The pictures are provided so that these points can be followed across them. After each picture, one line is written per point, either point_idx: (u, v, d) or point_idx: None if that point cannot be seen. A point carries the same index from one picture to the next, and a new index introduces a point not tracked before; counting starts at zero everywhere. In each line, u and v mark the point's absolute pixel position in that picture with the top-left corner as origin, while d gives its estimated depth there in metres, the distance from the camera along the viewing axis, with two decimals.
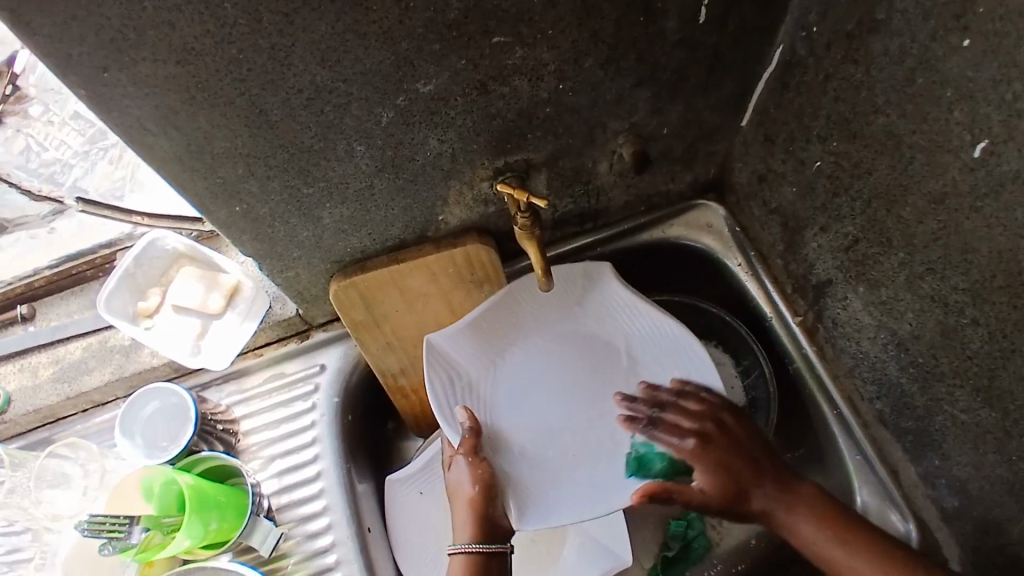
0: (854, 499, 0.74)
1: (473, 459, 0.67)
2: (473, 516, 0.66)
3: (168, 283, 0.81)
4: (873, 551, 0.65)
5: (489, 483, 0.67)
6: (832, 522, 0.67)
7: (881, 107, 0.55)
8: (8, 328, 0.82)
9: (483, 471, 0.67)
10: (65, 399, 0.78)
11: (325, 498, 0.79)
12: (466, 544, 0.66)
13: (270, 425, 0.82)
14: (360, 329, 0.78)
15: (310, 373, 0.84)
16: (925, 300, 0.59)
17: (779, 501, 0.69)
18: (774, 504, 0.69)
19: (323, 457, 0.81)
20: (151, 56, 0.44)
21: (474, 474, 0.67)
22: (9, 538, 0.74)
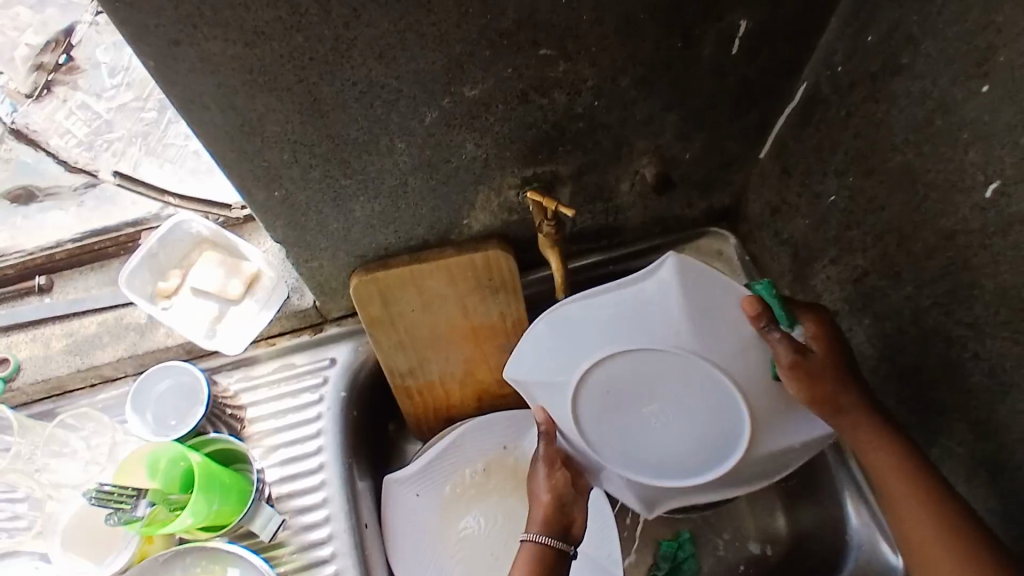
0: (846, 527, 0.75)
1: (549, 463, 0.69)
2: (546, 513, 0.67)
3: (189, 266, 0.82)
4: (931, 504, 0.59)
5: (563, 488, 0.68)
6: (898, 452, 0.61)
7: (898, 146, 0.58)
8: (24, 298, 0.82)
9: (558, 477, 0.69)
10: (75, 372, 0.78)
11: (325, 489, 0.80)
12: (536, 535, 0.66)
13: (275, 414, 0.83)
14: (375, 324, 0.79)
15: (319, 366, 0.85)
16: (929, 334, 0.61)
17: (863, 417, 0.62)
18: (861, 416, 0.62)
19: (326, 450, 0.82)
20: (223, 36, 0.46)
21: (549, 479, 0.68)
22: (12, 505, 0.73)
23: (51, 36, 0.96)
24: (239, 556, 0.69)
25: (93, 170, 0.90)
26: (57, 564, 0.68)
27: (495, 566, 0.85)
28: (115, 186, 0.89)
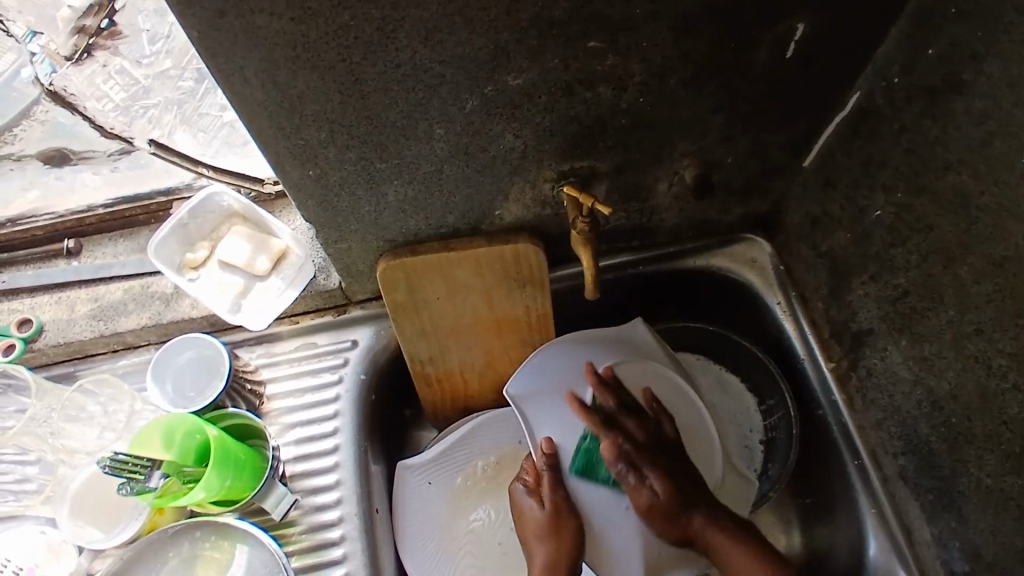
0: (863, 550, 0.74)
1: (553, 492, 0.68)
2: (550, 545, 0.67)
3: (218, 239, 0.82)
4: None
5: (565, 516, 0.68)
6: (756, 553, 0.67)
7: (953, 164, 0.56)
8: (52, 260, 0.83)
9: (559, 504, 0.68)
10: (99, 336, 0.79)
11: (338, 472, 0.80)
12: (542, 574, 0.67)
13: (294, 393, 0.83)
14: (399, 310, 0.78)
15: (340, 348, 0.85)
16: (968, 361, 0.59)
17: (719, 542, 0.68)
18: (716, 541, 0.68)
19: (342, 432, 0.81)
20: (269, 9, 0.45)
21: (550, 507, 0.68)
22: (18, 467, 0.72)
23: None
24: (248, 532, 0.69)
25: (127, 137, 0.88)
26: (62, 530, 0.68)
27: (503, 562, 0.84)
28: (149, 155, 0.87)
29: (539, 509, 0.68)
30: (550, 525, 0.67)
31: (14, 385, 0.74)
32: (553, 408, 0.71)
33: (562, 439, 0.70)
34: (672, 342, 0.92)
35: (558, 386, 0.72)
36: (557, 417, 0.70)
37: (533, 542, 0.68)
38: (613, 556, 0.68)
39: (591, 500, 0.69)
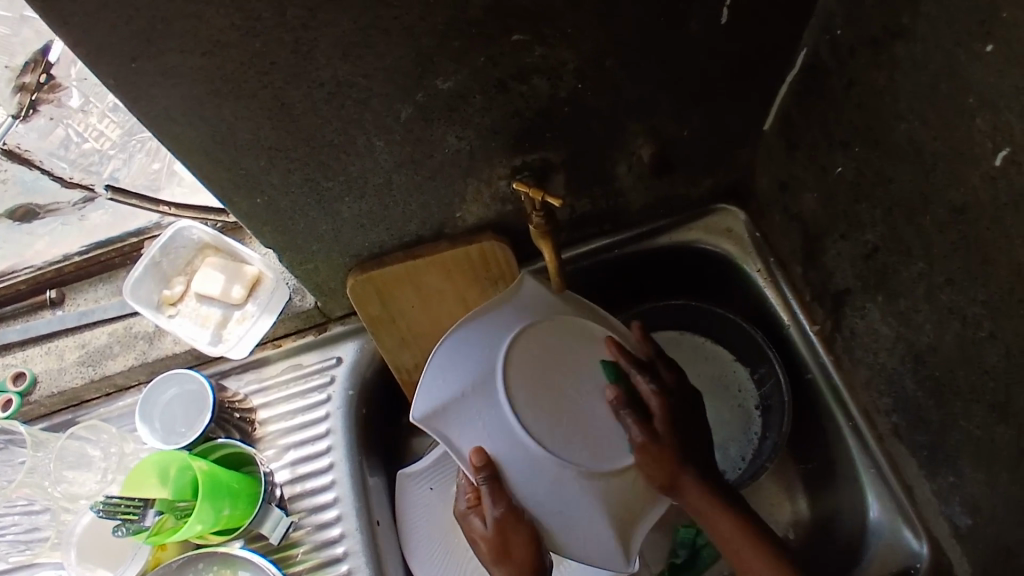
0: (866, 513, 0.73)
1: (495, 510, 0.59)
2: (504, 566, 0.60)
3: (193, 273, 0.83)
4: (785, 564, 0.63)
5: (502, 530, 0.59)
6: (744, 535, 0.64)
7: (903, 114, 0.54)
8: (37, 312, 0.84)
9: (504, 522, 0.59)
10: (89, 381, 0.80)
11: (336, 489, 0.81)
12: None
13: (285, 415, 0.84)
14: (375, 323, 0.79)
15: (326, 366, 0.85)
16: (943, 313, 0.58)
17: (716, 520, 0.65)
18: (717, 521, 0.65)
19: (336, 449, 0.82)
20: (179, 47, 0.45)
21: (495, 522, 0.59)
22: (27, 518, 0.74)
23: (31, 57, 0.98)
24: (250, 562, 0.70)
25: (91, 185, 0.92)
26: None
27: None
28: (109, 200, 0.90)
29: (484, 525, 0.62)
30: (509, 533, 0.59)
31: (12, 439, 0.75)
32: (470, 408, 0.61)
33: (493, 444, 0.60)
34: (658, 322, 0.91)
35: (476, 381, 0.62)
36: (474, 416, 0.61)
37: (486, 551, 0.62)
38: (579, 539, 0.60)
39: (544, 502, 0.59)
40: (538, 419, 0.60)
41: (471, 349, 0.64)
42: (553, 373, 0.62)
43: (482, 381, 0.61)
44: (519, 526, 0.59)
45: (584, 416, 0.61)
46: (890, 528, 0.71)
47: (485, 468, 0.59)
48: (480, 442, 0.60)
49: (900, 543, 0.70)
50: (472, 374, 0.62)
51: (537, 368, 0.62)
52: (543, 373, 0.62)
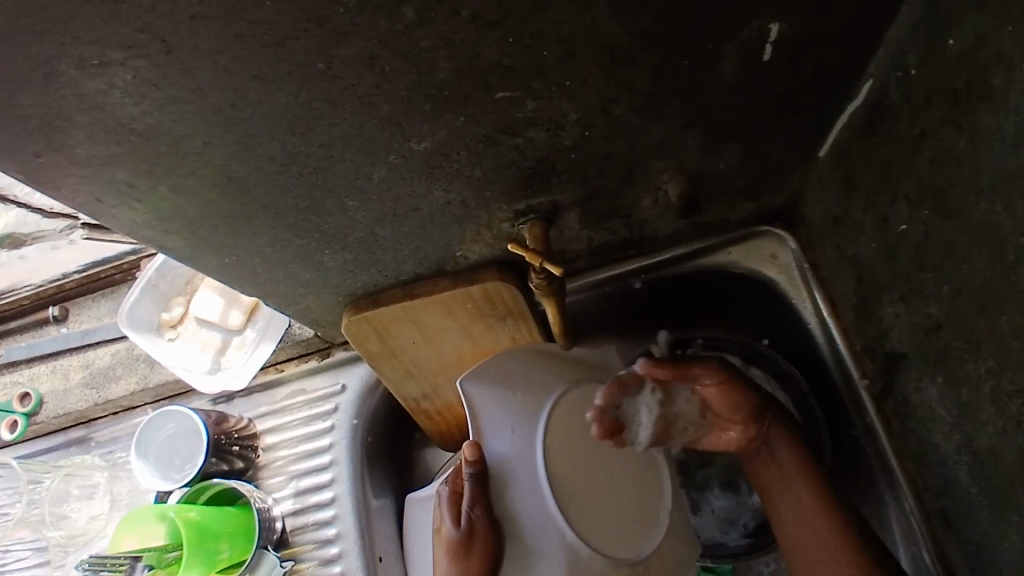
0: None
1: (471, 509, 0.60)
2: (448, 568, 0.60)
3: (193, 293, 0.80)
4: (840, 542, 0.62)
5: (472, 534, 0.59)
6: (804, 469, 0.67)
7: (985, 191, 0.44)
8: (43, 329, 0.84)
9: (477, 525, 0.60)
10: (94, 405, 0.79)
11: (338, 524, 0.78)
12: None
13: (289, 443, 0.81)
14: (376, 358, 0.74)
15: (332, 392, 0.82)
16: (1010, 424, 0.48)
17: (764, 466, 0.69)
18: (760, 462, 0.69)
19: (339, 482, 0.79)
20: (90, 138, 0.39)
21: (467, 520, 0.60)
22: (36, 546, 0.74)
23: None
24: None
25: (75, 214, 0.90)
26: None
27: None
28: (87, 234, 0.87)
29: (451, 527, 0.60)
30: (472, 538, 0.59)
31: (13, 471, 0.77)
32: (509, 423, 0.64)
33: (513, 460, 0.63)
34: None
35: (526, 401, 0.65)
36: (504, 429, 0.64)
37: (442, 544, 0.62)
38: None
39: (526, 532, 0.61)
40: (561, 465, 0.63)
41: (537, 379, 0.66)
42: (588, 441, 0.65)
43: (531, 410, 0.65)
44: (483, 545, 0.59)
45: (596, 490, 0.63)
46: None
47: (474, 467, 0.61)
48: (501, 453, 0.63)
49: None
50: (525, 399, 0.65)
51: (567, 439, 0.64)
52: (584, 432, 0.65)
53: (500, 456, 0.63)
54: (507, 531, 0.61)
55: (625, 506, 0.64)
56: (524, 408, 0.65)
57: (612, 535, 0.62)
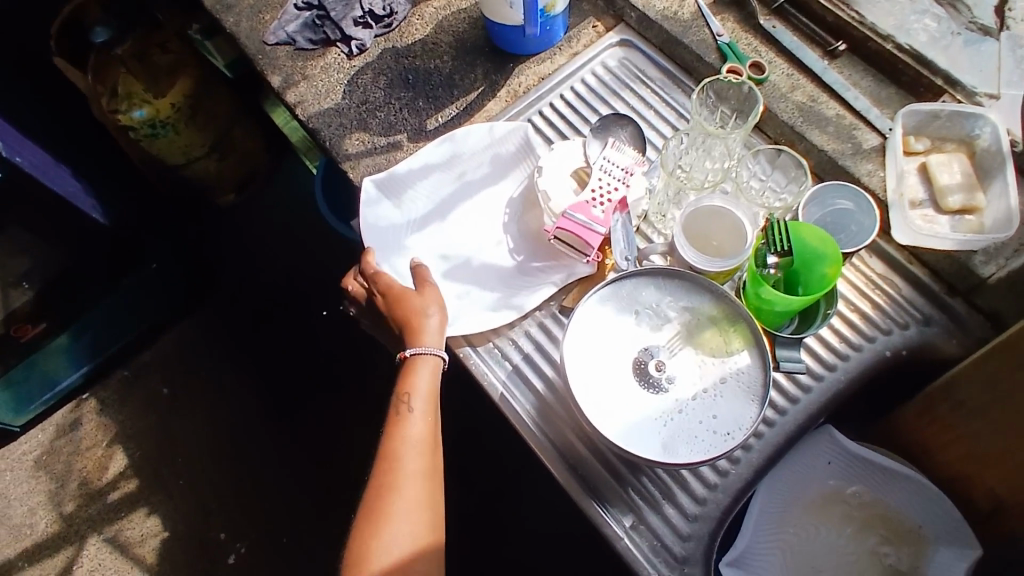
0: None
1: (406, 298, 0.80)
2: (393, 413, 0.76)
3: (940, 152, 0.81)
4: None
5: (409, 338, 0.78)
6: None
7: None
8: (813, 46, 0.91)
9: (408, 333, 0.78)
10: (790, 125, 0.85)
11: (815, 383, 0.80)
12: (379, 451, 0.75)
13: (846, 301, 0.83)
14: (1011, 348, 0.70)
15: (911, 315, 0.82)
16: None
17: None
18: None
19: (846, 364, 0.81)
20: None
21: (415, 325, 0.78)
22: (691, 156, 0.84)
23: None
24: (761, 352, 0.71)
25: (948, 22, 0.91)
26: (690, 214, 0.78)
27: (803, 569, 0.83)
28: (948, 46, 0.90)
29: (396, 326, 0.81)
30: (412, 340, 0.78)
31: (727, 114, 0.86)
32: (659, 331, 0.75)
33: (698, 357, 0.73)
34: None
35: (683, 405, 0.71)
36: (680, 337, 0.74)
37: (415, 449, 0.73)
38: (685, 409, 0.71)
39: (723, 378, 0.72)
40: (700, 399, 0.71)
41: (696, 380, 0.72)
42: (712, 378, 0.72)
43: (674, 383, 0.72)
44: (412, 317, 0.78)
45: (705, 362, 0.73)
46: None
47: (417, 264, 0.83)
48: (665, 324, 0.75)
49: None
50: (619, 346, 0.74)
51: (659, 334, 0.75)
52: (689, 397, 0.71)
53: (641, 307, 0.75)
54: (623, 412, 0.70)
55: (725, 372, 0.72)
56: (651, 339, 0.74)
57: (712, 368, 0.73)
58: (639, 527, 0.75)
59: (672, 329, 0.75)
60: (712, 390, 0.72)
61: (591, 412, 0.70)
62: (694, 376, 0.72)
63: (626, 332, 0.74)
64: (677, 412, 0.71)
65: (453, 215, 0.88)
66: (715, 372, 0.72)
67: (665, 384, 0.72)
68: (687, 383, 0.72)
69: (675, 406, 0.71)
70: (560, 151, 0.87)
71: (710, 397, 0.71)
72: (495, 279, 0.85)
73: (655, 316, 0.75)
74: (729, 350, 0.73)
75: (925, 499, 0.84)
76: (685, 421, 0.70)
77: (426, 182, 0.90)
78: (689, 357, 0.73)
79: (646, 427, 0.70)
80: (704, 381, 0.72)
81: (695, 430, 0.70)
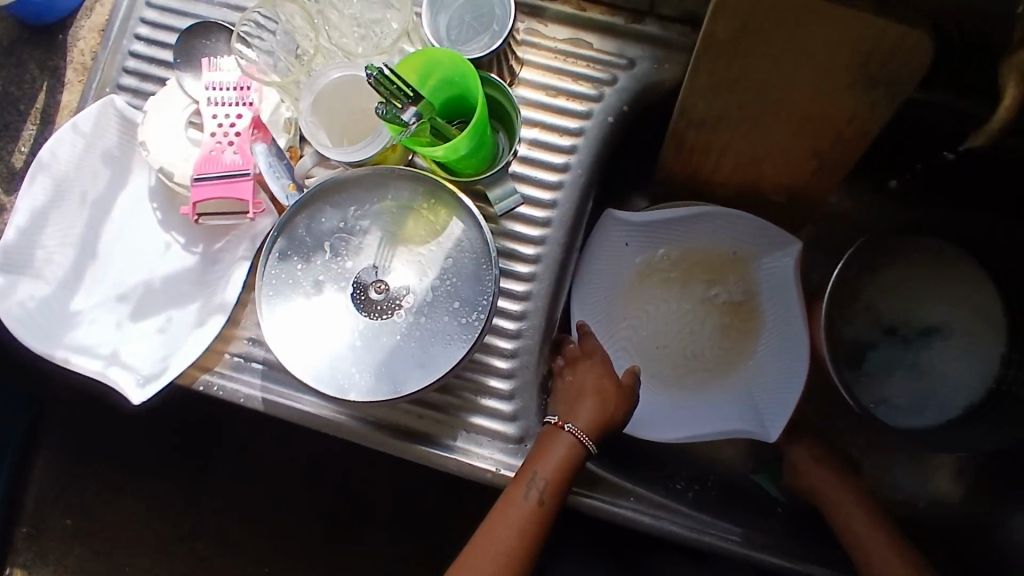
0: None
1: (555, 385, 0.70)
2: None
3: None
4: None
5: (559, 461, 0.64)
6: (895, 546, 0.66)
7: None
8: None
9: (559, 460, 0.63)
10: None
11: (558, 194, 0.71)
12: None
13: (547, 88, 0.72)
14: (712, 47, 0.61)
15: (614, 64, 0.71)
16: None
17: None
18: None
19: (578, 154, 0.71)
20: None
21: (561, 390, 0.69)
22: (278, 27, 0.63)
23: None
24: (469, 210, 0.61)
25: None
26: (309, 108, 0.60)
27: (653, 356, 0.79)
28: None
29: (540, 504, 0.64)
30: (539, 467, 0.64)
31: None
32: (361, 250, 0.63)
33: (413, 253, 0.62)
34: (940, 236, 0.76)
35: (424, 313, 0.61)
36: (384, 242, 0.63)
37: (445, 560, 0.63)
38: (428, 316, 0.61)
39: (448, 260, 0.62)
40: (437, 296, 0.61)
41: (423, 278, 0.62)
42: (438, 266, 0.62)
43: (403, 295, 0.62)
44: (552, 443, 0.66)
45: (423, 253, 0.62)
46: None
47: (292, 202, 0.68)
48: (363, 238, 0.63)
49: None
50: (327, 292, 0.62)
51: (363, 252, 0.63)
52: (424, 301, 0.61)
53: (327, 236, 0.62)
54: (367, 359, 0.61)
55: (447, 252, 0.62)
56: (357, 263, 0.62)
57: (432, 257, 0.62)
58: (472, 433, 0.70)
59: (370, 240, 0.63)
60: (443, 279, 0.62)
61: (332, 387, 0.59)
62: (419, 274, 0.62)
63: (325, 273, 0.62)
64: (421, 324, 0.61)
65: (109, 246, 0.72)
66: (436, 258, 0.62)
67: (395, 301, 0.62)
68: (416, 287, 0.62)
69: (417, 319, 0.61)
70: (158, 106, 0.68)
71: (445, 288, 0.61)
72: (189, 287, 0.70)
73: (345, 236, 0.62)
74: (439, 226, 0.62)
75: (734, 223, 0.76)
76: (434, 329, 0.61)
77: (49, 227, 0.71)
78: (405, 257, 0.62)
79: (398, 360, 0.61)
80: (432, 274, 0.62)
81: (447, 331, 0.61)
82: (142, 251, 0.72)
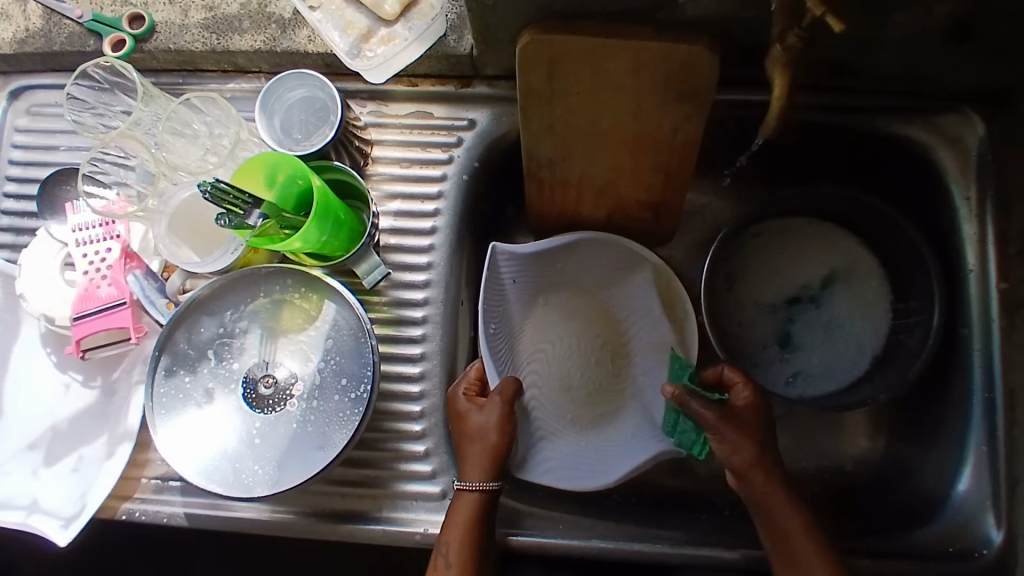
0: (949, 489, 0.70)
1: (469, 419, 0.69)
2: None
3: None
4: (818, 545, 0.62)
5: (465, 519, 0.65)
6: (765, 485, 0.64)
7: None
8: None
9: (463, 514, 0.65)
10: (211, 51, 0.73)
11: (432, 255, 0.75)
12: None
13: (401, 161, 0.76)
14: (532, 96, 0.64)
15: (456, 126, 0.76)
16: None
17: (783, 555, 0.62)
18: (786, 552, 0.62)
19: (442, 215, 0.75)
20: None
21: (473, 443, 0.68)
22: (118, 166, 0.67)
23: None
24: (338, 288, 0.65)
25: None
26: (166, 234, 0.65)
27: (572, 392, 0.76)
28: None
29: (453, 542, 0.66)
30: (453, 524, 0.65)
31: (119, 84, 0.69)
32: (245, 349, 0.65)
33: (295, 341, 0.65)
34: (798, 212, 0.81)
35: (315, 396, 0.64)
36: (266, 337, 0.66)
37: None
38: (319, 398, 0.64)
39: (329, 340, 0.65)
40: (325, 377, 0.64)
41: (308, 363, 0.65)
42: (320, 348, 0.65)
43: (292, 383, 0.64)
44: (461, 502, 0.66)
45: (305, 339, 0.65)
46: (966, 516, 0.68)
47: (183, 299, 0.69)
48: (246, 337, 0.66)
49: (977, 529, 0.68)
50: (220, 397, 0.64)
51: (248, 350, 0.65)
52: (313, 384, 0.64)
53: (212, 343, 0.65)
54: (267, 453, 0.62)
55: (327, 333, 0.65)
56: (244, 364, 0.65)
57: (313, 340, 0.65)
58: (398, 504, 0.70)
59: (253, 339, 0.66)
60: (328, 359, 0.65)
61: (239, 489, 0.61)
62: (304, 359, 0.65)
63: (216, 377, 0.65)
64: (314, 406, 0.63)
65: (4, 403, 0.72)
66: (317, 341, 0.65)
67: (286, 391, 0.64)
68: (303, 372, 0.65)
69: (309, 403, 0.63)
70: (32, 257, 0.71)
71: (333, 367, 0.64)
72: (92, 423, 0.71)
73: (228, 339, 0.65)
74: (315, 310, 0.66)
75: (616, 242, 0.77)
76: (326, 408, 0.63)
77: None
78: (288, 346, 0.65)
79: (299, 446, 0.62)
80: (316, 357, 0.65)
81: (339, 409, 0.63)
82: (41, 397, 0.72)
